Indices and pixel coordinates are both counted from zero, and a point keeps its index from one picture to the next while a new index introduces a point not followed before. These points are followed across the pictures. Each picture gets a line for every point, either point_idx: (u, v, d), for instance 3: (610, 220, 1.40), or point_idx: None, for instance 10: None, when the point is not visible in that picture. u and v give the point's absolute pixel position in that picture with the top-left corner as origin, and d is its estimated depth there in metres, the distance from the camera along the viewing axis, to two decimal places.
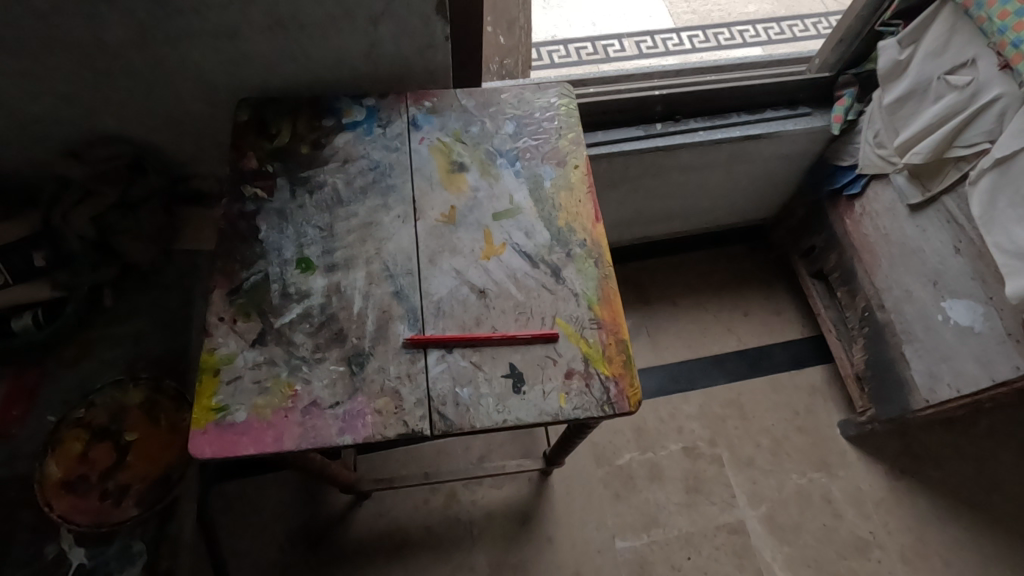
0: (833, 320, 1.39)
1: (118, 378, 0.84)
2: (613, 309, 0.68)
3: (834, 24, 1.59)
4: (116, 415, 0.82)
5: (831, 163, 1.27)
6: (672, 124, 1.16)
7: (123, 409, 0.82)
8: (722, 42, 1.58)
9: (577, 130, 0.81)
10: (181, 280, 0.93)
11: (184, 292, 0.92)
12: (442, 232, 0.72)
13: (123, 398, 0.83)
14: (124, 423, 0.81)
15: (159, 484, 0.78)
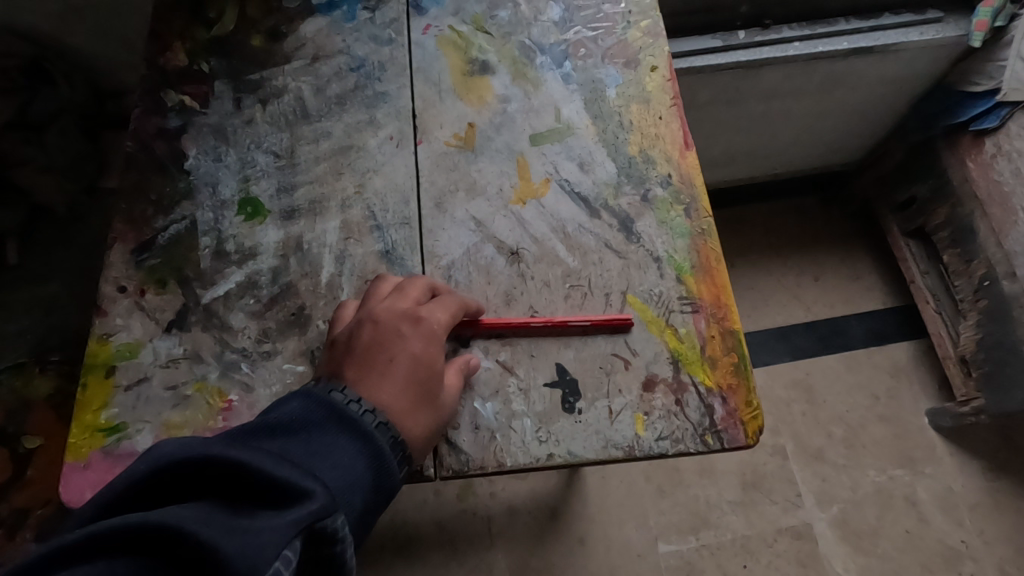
0: (932, 289, 1.14)
1: (20, 364, 0.76)
2: (715, 283, 0.44)
3: None
4: (16, 415, 0.74)
5: (956, 89, 0.99)
6: (758, 32, 0.88)
7: (26, 403, 0.74)
8: None
9: (654, 15, 0.55)
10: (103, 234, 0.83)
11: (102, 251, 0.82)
12: (455, 163, 0.49)
13: (28, 389, 0.75)
14: (23, 424, 0.73)
15: (57, 514, 0.70)
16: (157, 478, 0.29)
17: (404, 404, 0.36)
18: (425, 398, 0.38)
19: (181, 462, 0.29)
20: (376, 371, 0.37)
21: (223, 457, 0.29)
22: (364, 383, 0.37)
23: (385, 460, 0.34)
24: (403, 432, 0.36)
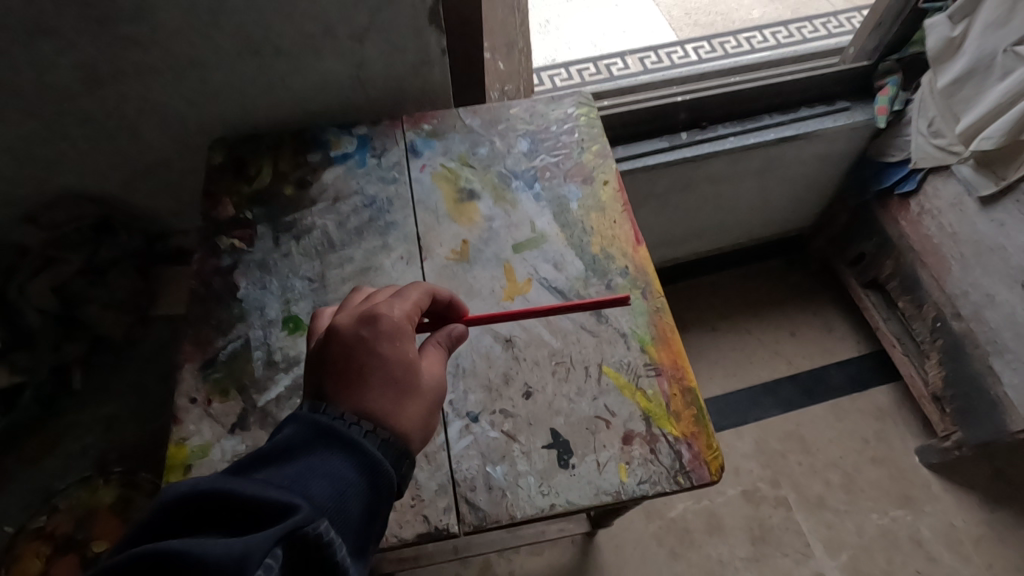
0: (896, 333, 1.25)
1: (87, 478, 0.83)
2: (672, 350, 0.55)
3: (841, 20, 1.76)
4: (81, 523, 0.79)
5: (876, 160, 1.15)
6: (698, 132, 1.05)
7: (93, 510, 0.80)
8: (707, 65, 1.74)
9: (602, 141, 0.70)
10: (161, 351, 0.96)
11: (161, 369, 0.95)
12: (454, 272, 0.60)
13: (93, 498, 0.81)
14: (90, 531, 0.78)
15: None
16: (166, 514, 0.33)
17: (388, 403, 0.42)
18: (403, 394, 0.43)
19: (183, 497, 0.33)
20: (362, 371, 0.43)
21: (213, 489, 0.33)
22: (348, 394, 0.42)
23: (371, 469, 0.39)
24: (409, 419, 0.42)
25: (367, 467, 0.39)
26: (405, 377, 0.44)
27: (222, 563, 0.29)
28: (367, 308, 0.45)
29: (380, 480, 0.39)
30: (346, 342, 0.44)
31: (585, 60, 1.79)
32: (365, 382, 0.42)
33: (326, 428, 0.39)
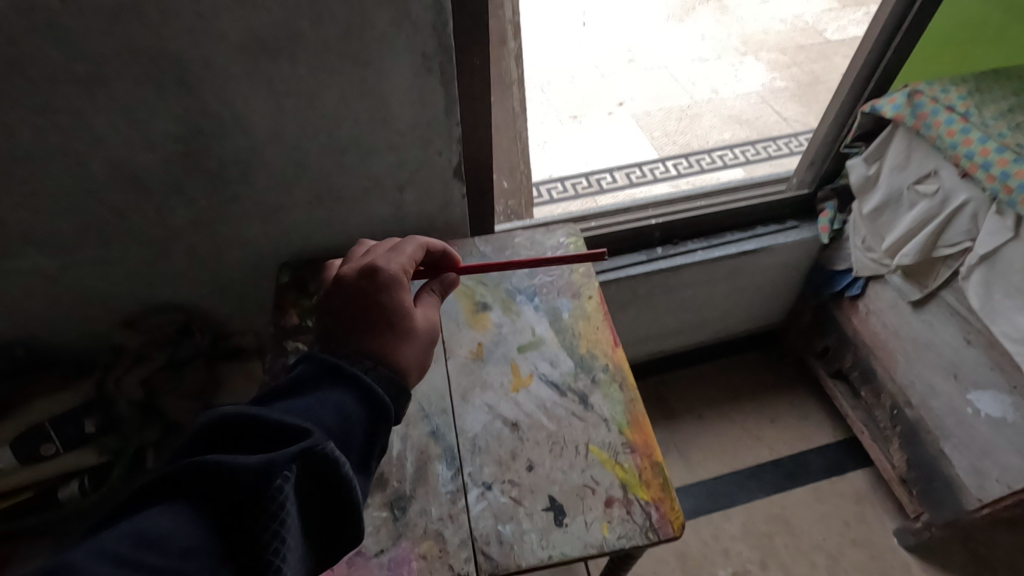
0: (863, 421, 1.38)
1: None
2: (643, 432, 0.70)
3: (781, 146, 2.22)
4: None
5: (827, 268, 1.34)
6: (672, 247, 1.25)
7: None
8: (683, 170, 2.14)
9: (587, 263, 0.89)
10: None
11: None
12: (472, 369, 0.77)
13: None
14: None
15: None
16: (208, 435, 0.46)
17: (388, 347, 0.58)
18: (399, 341, 0.59)
19: (222, 422, 0.46)
20: (377, 325, 0.59)
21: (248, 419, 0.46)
22: (361, 338, 0.58)
23: (369, 401, 0.53)
24: (412, 361, 0.59)
25: (362, 399, 0.53)
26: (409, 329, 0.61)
27: (255, 471, 0.43)
28: (373, 275, 0.62)
29: (375, 410, 0.53)
30: (360, 298, 0.61)
31: (578, 175, 2.07)
32: (382, 334, 0.59)
33: (334, 370, 0.54)
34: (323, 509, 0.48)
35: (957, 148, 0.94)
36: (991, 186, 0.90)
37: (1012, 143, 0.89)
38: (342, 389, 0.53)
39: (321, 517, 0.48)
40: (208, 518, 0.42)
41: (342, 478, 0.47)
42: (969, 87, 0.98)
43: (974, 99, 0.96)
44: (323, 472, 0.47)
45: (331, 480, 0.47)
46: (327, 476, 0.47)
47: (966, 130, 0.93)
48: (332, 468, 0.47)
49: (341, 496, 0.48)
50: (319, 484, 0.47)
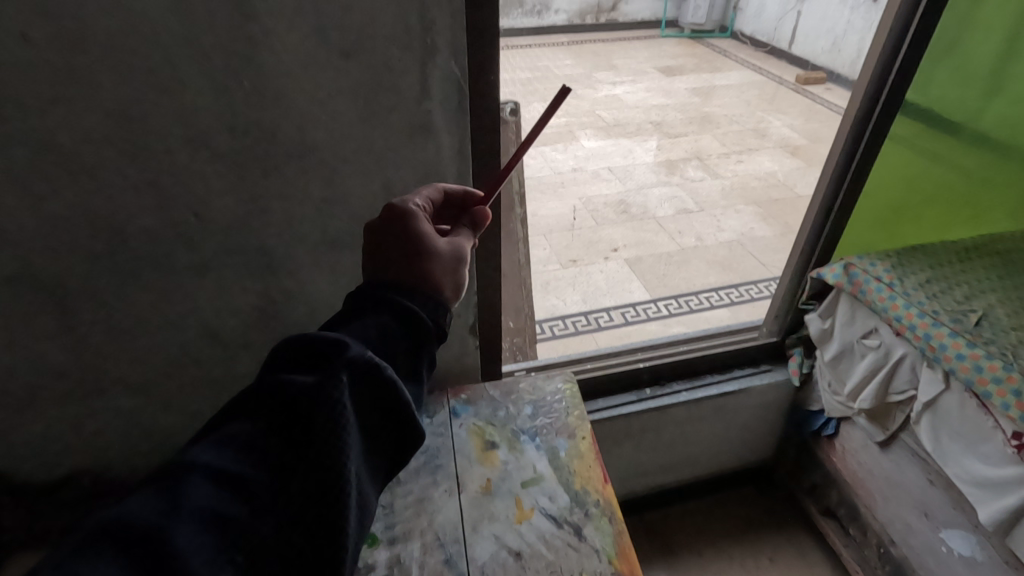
0: (856, 560, 1.42)
1: None
2: (629, 563, 0.80)
3: (763, 288, 2.38)
4: None
5: (803, 408, 1.48)
6: (659, 387, 1.40)
7: None
8: (673, 310, 2.29)
9: (581, 407, 1.04)
10: None
11: None
12: (481, 502, 0.89)
13: None
14: None
15: None
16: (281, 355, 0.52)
17: (417, 265, 0.63)
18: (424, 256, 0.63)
19: (291, 345, 0.52)
20: (402, 249, 0.64)
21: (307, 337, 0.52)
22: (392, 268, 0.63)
23: (406, 322, 0.58)
24: (444, 274, 0.64)
25: (404, 320, 0.58)
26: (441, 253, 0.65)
27: (318, 386, 0.48)
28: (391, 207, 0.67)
29: (412, 332, 0.58)
30: (387, 226, 0.66)
31: (578, 313, 2.27)
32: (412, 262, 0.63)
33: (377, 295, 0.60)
34: (381, 421, 0.52)
35: (888, 310, 1.13)
36: (919, 343, 1.07)
37: (930, 309, 1.08)
38: (379, 316, 0.58)
39: (381, 432, 0.52)
40: (275, 436, 0.47)
41: (390, 383, 0.51)
42: (891, 261, 1.20)
43: (896, 271, 1.17)
44: (371, 381, 0.51)
45: (382, 390, 0.51)
46: (376, 381, 0.51)
47: (893, 297, 1.13)
48: (380, 374, 0.51)
49: (394, 408, 0.52)
50: (371, 393, 0.51)
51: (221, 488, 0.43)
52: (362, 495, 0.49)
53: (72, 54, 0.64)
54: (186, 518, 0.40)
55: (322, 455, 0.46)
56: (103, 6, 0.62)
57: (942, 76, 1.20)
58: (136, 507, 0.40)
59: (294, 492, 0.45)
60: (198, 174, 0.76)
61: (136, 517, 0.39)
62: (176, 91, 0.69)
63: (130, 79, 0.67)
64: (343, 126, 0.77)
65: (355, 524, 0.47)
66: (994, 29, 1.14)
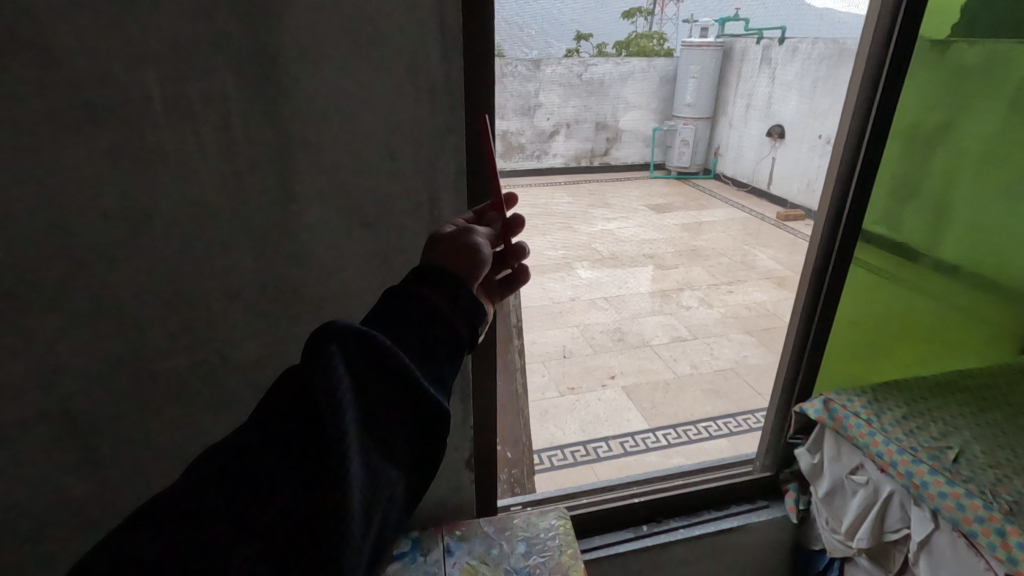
0: None
1: None
2: None
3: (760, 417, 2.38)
4: None
5: (806, 547, 1.45)
6: (656, 524, 1.39)
7: None
8: (671, 439, 2.28)
9: (574, 545, 1.04)
10: None
11: None
12: None
13: None
14: None
15: None
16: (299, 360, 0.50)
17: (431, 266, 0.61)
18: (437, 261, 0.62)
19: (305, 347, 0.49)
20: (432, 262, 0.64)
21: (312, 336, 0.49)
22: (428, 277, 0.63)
23: (416, 305, 0.54)
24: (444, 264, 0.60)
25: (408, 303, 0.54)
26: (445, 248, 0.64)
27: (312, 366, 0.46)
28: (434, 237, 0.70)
29: (424, 310, 0.53)
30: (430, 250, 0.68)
31: (577, 442, 2.26)
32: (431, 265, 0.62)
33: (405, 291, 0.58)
34: (389, 397, 0.47)
35: (869, 446, 1.18)
36: (901, 479, 1.11)
37: (908, 445, 1.14)
38: (388, 300, 0.55)
39: (396, 411, 0.47)
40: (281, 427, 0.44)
41: (387, 353, 0.47)
42: (867, 396, 1.28)
43: (873, 407, 1.24)
44: (368, 353, 0.47)
45: (383, 362, 0.47)
46: (371, 354, 0.47)
47: (873, 433, 1.19)
48: (373, 342, 0.48)
49: (403, 384, 0.48)
50: (371, 366, 0.47)
51: (226, 469, 0.41)
52: (373, 473, 0.44)
53: (139, 226, 0.76)
54: (194, 504, 0.40)
55: (318, 429, 0.43)
56: (173, 190, 0.75)
57: (908, 226, 1.36)
58: (161, 495, 0.40)
59: (290, 468, 0.42)
60: (229, 321, 0.86)
61: (153, 509, 0.39)
62: (221, 253, 0.81)
63: (184, 244, 0.79)
64: (359, 280, 0.89)
65: (361, 503, 0.43)
66: (941, 191, 1.34)
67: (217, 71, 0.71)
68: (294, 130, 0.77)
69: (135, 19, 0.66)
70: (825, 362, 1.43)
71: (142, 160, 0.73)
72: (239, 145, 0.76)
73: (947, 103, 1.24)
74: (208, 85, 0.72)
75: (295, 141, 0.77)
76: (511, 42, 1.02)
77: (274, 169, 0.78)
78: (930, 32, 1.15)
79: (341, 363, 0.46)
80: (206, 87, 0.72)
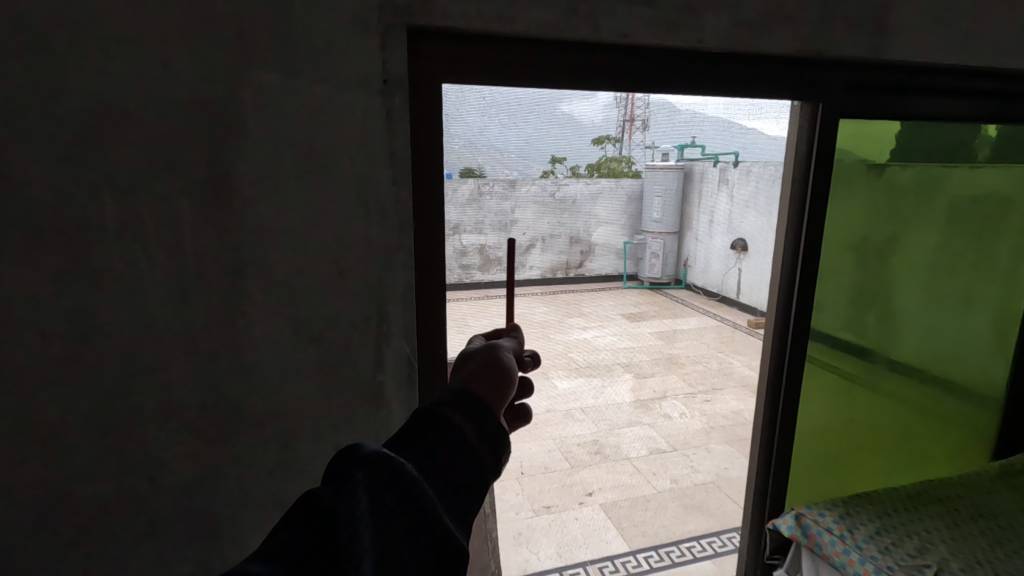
0: None
1: None
2: None
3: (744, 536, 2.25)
4: None
5: None
6: None
7: None
8: (654, 561, 2.12)
9: None
10: None
11: None
12: None
13: None
14: None
15: None
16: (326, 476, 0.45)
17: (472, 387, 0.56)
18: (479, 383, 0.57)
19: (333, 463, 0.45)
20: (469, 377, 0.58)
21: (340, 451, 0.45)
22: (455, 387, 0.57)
23: (451, 433, 0.49)
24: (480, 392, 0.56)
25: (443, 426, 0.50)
26: (475, 365, 0.60)
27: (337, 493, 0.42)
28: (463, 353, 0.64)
29: (452, 438, 0.49)
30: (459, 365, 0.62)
31: (552, 569, 2.09)
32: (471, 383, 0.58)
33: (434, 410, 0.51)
34: (410, 532, 0.42)
35: (846, 565, 1.16)
36: None
37: (883, 564, 1.12)
38: (415, 422, 0.50)
39: (417, 548, 0.42)
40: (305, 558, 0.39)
41: (412, 485, 0.43)
42: (838, 510, 1.25)
43: (845, 521, 1.21)
44: (392, 482, 0.43)
45: (407, 493, 0.43)
46: (395, 483, 0.43)
47: (848, 551, 1.17)
48: (399, 470, 0.43)
49: (427, 521, 0.43)
50: (395, 496, 0.43)
51: None
52: None
53: (78, 345, 0.75)
54: None
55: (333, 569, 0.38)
56: (116, 308, 0.76)
57: (869, 331, 1.38)
58: None
59: None
60: (164, 442, 0.82)
61: None
62: (161, 371, 0.80)
63: (123, 361, 0.78)
64: (306, 396, 0.88)
65: None
66: (895, 298, 1.38)
67: (173, 196, 0.75)
68: (247, 250, 0.80)
69: (99, 151, 0.71)
70: (799, 470, 1.38)
71: (89, 279, 0.74)
72: (186, 264, 0.78)
73: (889, 218, 1.32)
74: (164, 209, 0.75)
75: (246, 260, 0.80)
76: (497, 169, 1.09)
77: (224, 287, 0.80)
78: (867, 155, 1.24)
79: (364, 489, 0.42)
80: (161, 211, 0.75)
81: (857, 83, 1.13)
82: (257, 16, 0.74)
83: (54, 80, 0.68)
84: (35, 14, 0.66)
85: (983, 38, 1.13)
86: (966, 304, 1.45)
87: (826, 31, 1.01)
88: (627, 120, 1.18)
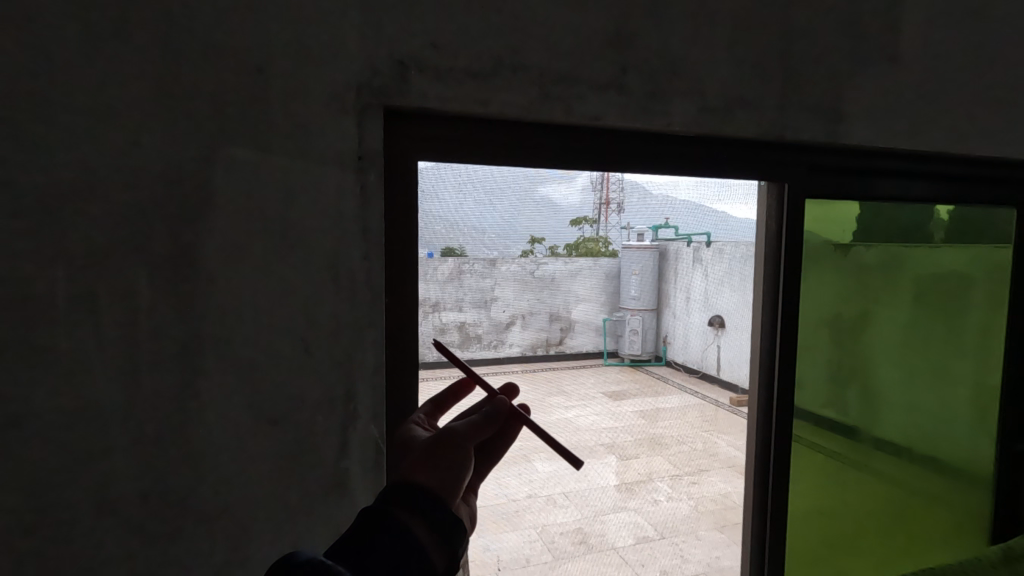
0: None
1: None
2: None
3: None
4: None
5: None
6: None
7: None
8: None
9: None
10: None
11: None
12: None
13: None
14: None
15: None
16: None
17: (425, 474, 0.53)
18: (431, 466, 0.54)
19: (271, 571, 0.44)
20: (422, 460, 0.55)
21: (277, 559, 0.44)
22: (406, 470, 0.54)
23: (399, 528, 0.48)
24: (433, 476, 0.53)
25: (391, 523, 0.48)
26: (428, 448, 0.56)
27: None
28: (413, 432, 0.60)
29: (402, 534, 0.48)
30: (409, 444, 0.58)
31: None
32: (425, 464, 0.54)
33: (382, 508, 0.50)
34: None
35: None
36: None
37: None
38: (364, 520, 0.49)
39: None
40: None
41: None
42: None
43: None
44: None
45: None
46: None
47: None
48: None
49: None
50: None
51: None
52: None
53: (6, 430, 0.69)
54: None
55: None
56: (56, 391, 0.70)
57: (853, 407, 1.36)
58: None
59: None
60: (97, 541, 0.73)
61: None
62: (99, 459, 0.73)
63: (58, 450, 0.71)
64: (263, 486, 0.81)
65: None
66: (875, 373, 1.38)
67: (132, 272, 0.72)
68: (208, 328, 0.76)
69: (57, 224, 0.69)
70: (794, 558, 1.31)
71: (30, 358, 0.69)
72: (140, 345, 0.73)
73: (861, 294, 1.33)
74: (120, 286, 0.72)
75: (204, 339, 0.76)
76: (477, 249, 1.10)
77: (179, 366, 0.75)
78: (832, 236, 1.27)
79: None
80: (117, 286, 0.72)
81: (817, 166, 1.19)
82: (233, 97, 0.75)
83: (20, 153, 0.67)
84: (7, 91, 0.66)
85: (930, 127, 1.20)
86: (943, 379, 1.45)
87: (785, 118, 1.07)
88: (602, 198, 1.17)
